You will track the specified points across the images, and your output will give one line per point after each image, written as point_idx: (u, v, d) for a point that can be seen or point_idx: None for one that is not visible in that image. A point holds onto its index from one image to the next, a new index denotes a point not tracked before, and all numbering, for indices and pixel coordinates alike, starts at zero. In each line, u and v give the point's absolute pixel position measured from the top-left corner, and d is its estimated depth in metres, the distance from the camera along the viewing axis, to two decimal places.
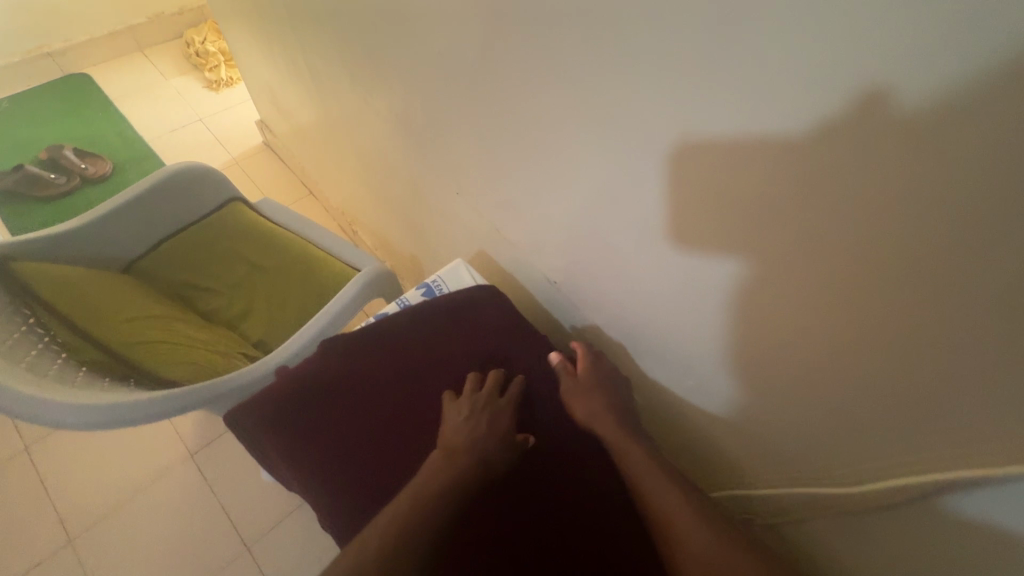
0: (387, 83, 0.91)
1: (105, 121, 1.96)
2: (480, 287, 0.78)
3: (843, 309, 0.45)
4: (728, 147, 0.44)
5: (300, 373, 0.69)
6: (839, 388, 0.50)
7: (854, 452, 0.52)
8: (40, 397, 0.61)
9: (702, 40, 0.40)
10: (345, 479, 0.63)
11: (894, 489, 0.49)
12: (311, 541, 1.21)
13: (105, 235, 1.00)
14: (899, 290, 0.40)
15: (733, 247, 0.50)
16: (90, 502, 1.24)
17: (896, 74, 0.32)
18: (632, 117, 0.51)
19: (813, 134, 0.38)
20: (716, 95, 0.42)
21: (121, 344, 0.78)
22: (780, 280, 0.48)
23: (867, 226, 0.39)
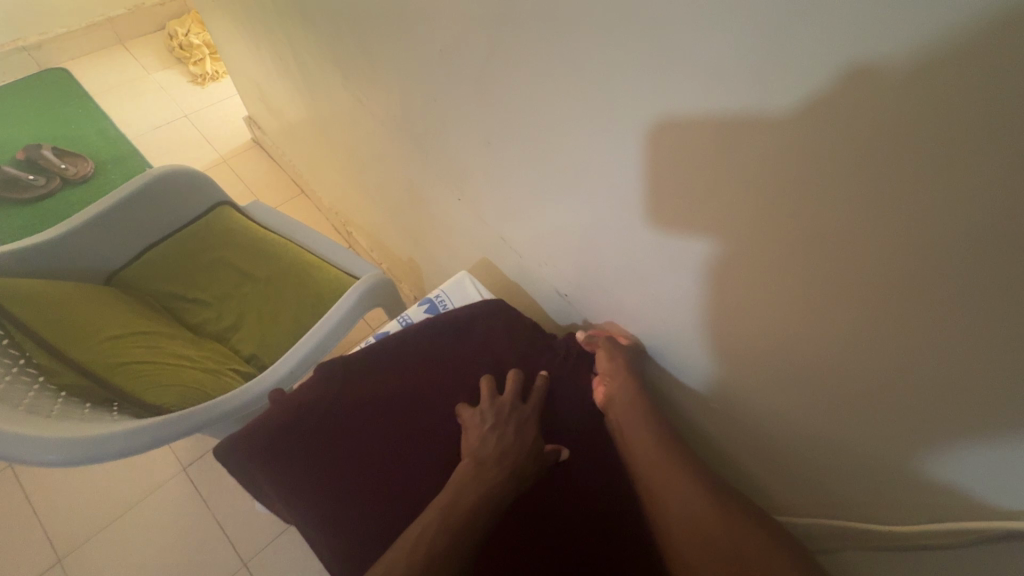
0: (380, 82, 0.86)
1: (86, 118, 1.88)
2: (486, 302, 0.74)
3: (893, 342, 0.41)
4: (761, 163, 0.40)
5: (295, 401, 0.64)
6: (879, 420, 0.46)
7: (896, 488, 0.49)
8: (18, 435, 0.56)
9: (723, 37, 0.36)
10: (350, 515, 0.59)
11: (945, 532, 0.45)
12: (310, 556, 1.18)
13: (85, 246, 0.95)
14: (962, 326, 0.36)
15: (765, 268, 0.46)
16: (78, 519, 1.20)
17: (963, 88, 0.28)
18: (647, 122, 0.46)
19: (852, 143, 0.34)
20: (740, 99, 0.38)
21: (103, 367, 0.73)
22: (820, 303, 0.44)
23: (927, 255, 0.35)
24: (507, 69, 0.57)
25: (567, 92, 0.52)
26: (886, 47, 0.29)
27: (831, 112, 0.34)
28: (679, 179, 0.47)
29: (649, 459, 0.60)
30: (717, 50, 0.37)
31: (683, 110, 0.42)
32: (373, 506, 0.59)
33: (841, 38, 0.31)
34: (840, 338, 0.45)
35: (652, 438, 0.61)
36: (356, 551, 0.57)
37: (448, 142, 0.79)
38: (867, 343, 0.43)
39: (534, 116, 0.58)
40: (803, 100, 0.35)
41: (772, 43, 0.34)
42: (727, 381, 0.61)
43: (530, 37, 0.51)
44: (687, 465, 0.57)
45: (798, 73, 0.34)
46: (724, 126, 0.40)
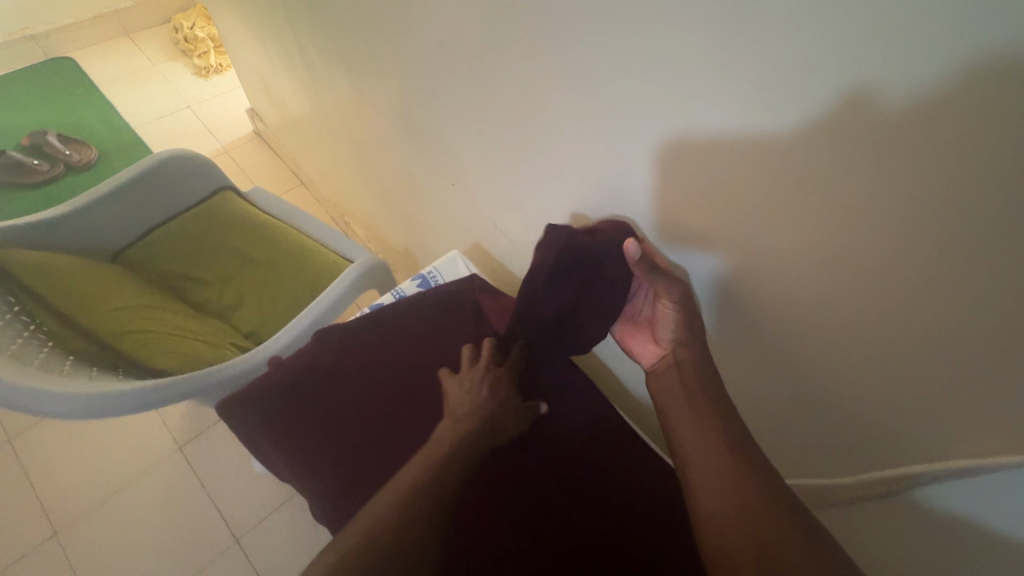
0: (381, 75, 0.90)
1: (91, 106, 1.92)
2: (460, 280, 0.76)
3: (855, 317, 0.45)
4: (732, 150, 0.44)
5: (294, 367, 0.68)
6: (847, 388, 0.51)
7: (857, 441, 0.54)
8: (33, 387, 0.60)
9: (738, 62, 0.39)
10: (350, 470, 0.64)
11: (896, 477, 0.51)
12: (302, 534, 1.21)
13: (92, 224, 0.98)
14: (915, 299, 0.40)
15: (741, 251, 0.50)
16: (74, 495, 1.23)
17: (890, 85, 0.32)
18: (658, 136, 0.49)
19: (849, 160, 0.37)
20: (748, 116, 0.41)
21: (110, 333, 0.77)
22: (791, 283, 0.48)
23: (880, 236, 0.39)
24: (505, 62, 0.61)
25: (579, 102, 0.55)
26: (887, 77, 0.32)
27: (830, 133, 0.37)
28: (685, 187, 0.50)
29: (691, 431, 0.55)
30: (728, 74, 0.40)
31: (666, 103, 0.46)
32: (375, 464, 0.64)
33: (846, 68, 0.33)
34: (812, 316, 0.48)
35: (693, 410, 0.56)
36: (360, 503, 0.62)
37: (444, 132, 0.83)
38: (839, 322, 0.47)
39: (531, 107, 0.62)
40: (806, 121, 0.38)
41: (782, 67, 0.36)
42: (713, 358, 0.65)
43: (526, 32, 0.55)
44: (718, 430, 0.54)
45: (803, 96, 0.37)
46: (733, 141, 0.43)
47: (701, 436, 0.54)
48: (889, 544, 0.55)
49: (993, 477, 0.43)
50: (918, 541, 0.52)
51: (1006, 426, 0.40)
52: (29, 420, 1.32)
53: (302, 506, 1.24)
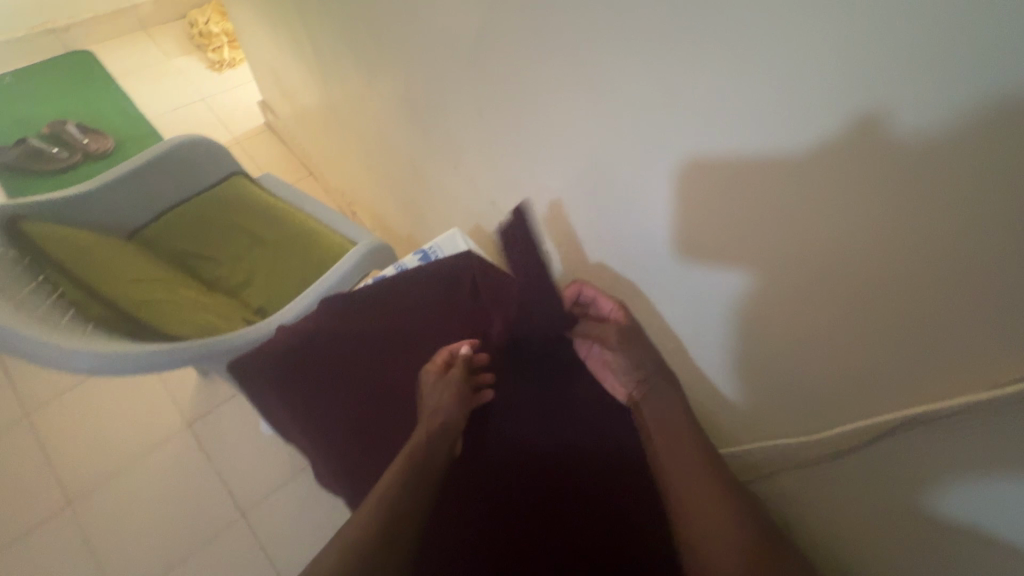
0: (390, 64, 0.94)
1: (109, 97, 1.98)
2: (457, 256, 0.77)
3: (833, 296, 0.47)
4: (716, 118, 0.47)
5: (298, 334, 0.71)
6: (822, 370, 0.52)
7: (817, 411, 0.55)
8: (57, 344, 0.65)
9: (762, 83, 0.42)
10: (352, 427, 0.69)
11: (848, 435, 0.52)
12: (305, 510, 1.25)
13: (112, 203, 1.03)
14: (902, 287, 0.41)
15: (725, 227, 0.52)
16: (88, 468, 1.27)
17: (857, 51, 0.36)
18: (678, 150, 0.52)
19: (857, 178, 0.40)
20: (767, 134, 0.44)
21: (126, 302, 0.82)
22: (774, 262, 0.50)
23: (878, 223, 0.40)
24: (510, 46, 0.65)
25: (603, 113, 0.58)
26: (893, 86, 0.35)
27: (843, 153, 0.40)
28: (700, 198, 0.53)
29: (673, 456, 0.60)
30: (752, 95, 0.43)
31: (657, 77, 0.49)
32: (378, 421, 0.69)
33: (864, 95, 0.37)
34: (790, 294, 0.50)
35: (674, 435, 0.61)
36: (364, 454, 0.68)
37: (451, 117, 0.87)
38: (815, 302, 0.49)
39: (532, 88, 0.66)
40: (821, 142, 0.41)
41: (805, 90, 0.40)
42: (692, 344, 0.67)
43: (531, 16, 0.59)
44: (697, 457, 0.59)
45: (820, 117, 0.40)
46: (752, 157, 0.46)
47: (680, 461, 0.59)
48: (840, 501, 0.58)
49: (945, 431, 0.44)
50: (869, 496, 0.54)
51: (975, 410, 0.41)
52: (47, 395, 1.37)
53: (306, 484, 1.28)
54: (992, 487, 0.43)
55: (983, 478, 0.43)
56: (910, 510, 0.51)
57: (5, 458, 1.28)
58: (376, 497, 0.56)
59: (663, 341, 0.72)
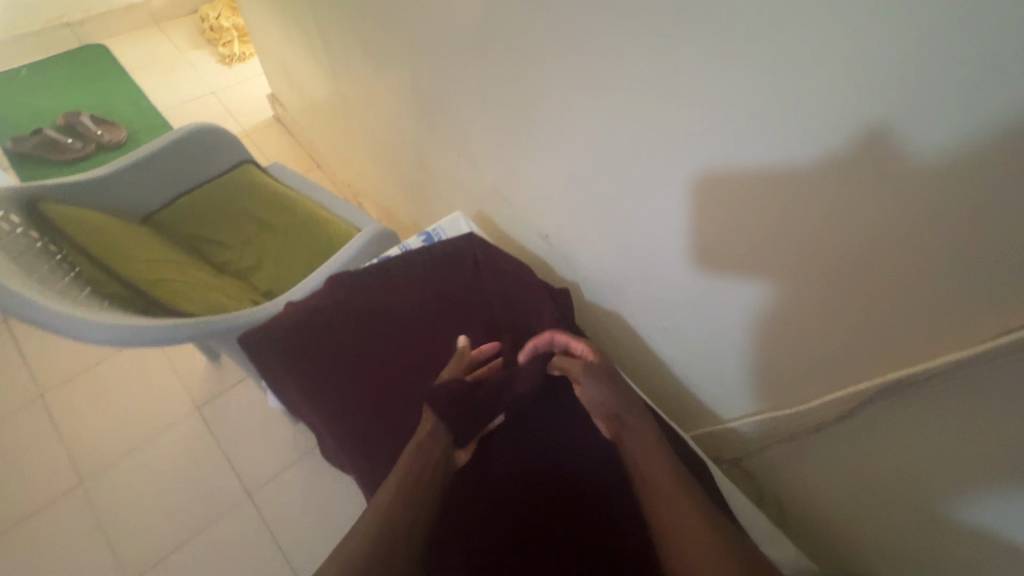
0: (399, 53, 0.97)
1: (121, 90, 2.02)
2: (463, 237, 0.81)
3: (824, 278, 0.53)
4: (718, 90, 0.50)
5: (312, 308, 0.74)
6: (815, 334, 0.58)
7: (808, 382, 0.63)
8: (77, 316, 0.67)
9: (775, 94, 0.46)
10: (362, 398, 0.72)
11: (833, 402, 0.61)
12: (312, 491, 1.28)
13: (126, 188, 1.05)
14: (885, 277, 0.48)
15: (729, 198, 0.56)
16: (100, 448, 1.31)
17: (849, 18, 0.39)
18: (696, 163, 0.57)
19: (867, 183, 0.45)
20: (780, 146, 0.48)
21: (141, 281, 0.84)
22: (772, 248, 0.55)
23: (867, 228, 0.47)
24: (516, 29, 0.67)
25: (618, 117, 0.62)
26: (883, 48, 0.38)
27: (853, 162, 0.44)
28: (718, 204, 0.58)
29: (652, 488, 0.56)
30: (767, 107, 0.47)
31: (660, 53, 0.52)
32: (388, 392, 0.73)
33: (871, 108, 0.41)
34: (784, 276, 0.56)
35: (653, 464, 0.58)
36: (373, 424, 0.71)
37: (458, 104, 0.89)
38: (807, 279, 0.55)
39: (537, 72, 0.69)
40: (832, 151, 0.45)
41: (816, 101, 0.44)
42: (692, 316, 0.72)
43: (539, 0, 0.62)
44: (675, 487, 0.55)
45: (830, 127, 0.44)
46: (768, 168, 0.51)
47: (657, 490, 0.55)
48: (835, 463, 0.66)
49: (927, 396, 0.52)
50: (857, 455, 0.63)
51: (958, 371, 0.48)
52: (60, 378, 1.40)
53: (312, 466, 1.31)
54: (965, 436, 0.51)
55: (961, 430, 0.51)
56: (895, 465, 0.60)
57: (20, 438, 1.31)
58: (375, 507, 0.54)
59: (666, 316, 0.77)
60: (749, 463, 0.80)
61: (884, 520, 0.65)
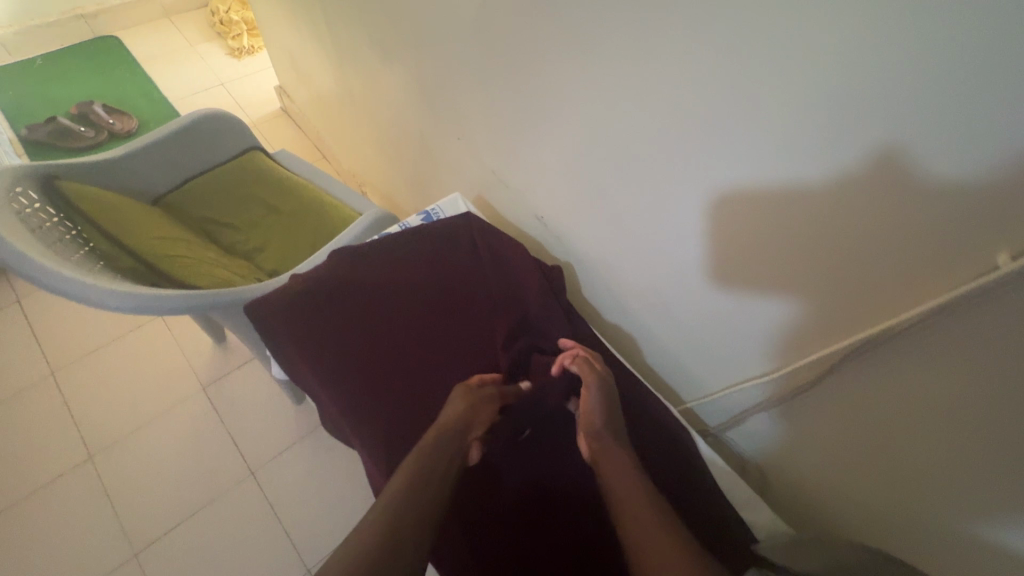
0: (406, 41, 1.00)
1: (132, 81, 2.06)
2: (458, 217, 0.89)
3: (818, 254, 0.56)
4: (706, 66, 0.54)
5: (316, 278, 0.79)
6: (796, 303, 0.62)
7: (787, 349, 0.66)
8: (93, 284, 0.71)
9: (782, 101, 0.50)
10: (361, 363, 0.76)
11: (812, 365, 0.64)
12: (313, 470, 1.31)
13: (139, 171, 1.09)
14: (889, 266, 0.51)
15: (715, 172, 0.60)
16: (109, 425, 1.34)
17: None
18: (715, 183, 0.61)
19: (877, 198, 0.48)
20: (799, 166, 0.52)
21: (152, 256, 0.88)
22: (770, 223, 0.58)
23: (880, 221, 0.49)
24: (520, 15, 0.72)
25: (608, 97, 0.67)
26: (854, 23, 0.42)
27: (867, 182, 0.48)
28: (738, 218, 0.61)
29: (628, 510, 0.56)
30: (788, 131, 0.51)
31: (654, 32, 0.56)
32: (387, 357, 0.77)
33: (885, 131, 0.44)
34: (777, 251, 0.59)
35: (632, 487, 0.59)
36: (370, 388, 0.75)
37: (462, 89, 0.93)
38: (797, 253, 0.58)
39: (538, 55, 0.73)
40: (846, 171, 0.49)
41: (832, 123, 0.47)
42: (676, 290, 0.77)
43: None
44: (651, 509, 0.55)
45: (845, 148, 0.48)
46: (786, 187, 0.54)
47: (634, 510, 0.56)
48: (815, 431, 0.70)
49: (926, 379, 0.54)
50: (836, 421, 0.66)
51: (948, 350, 0.50)
52: (70, 357, 1.44)
53: (315, 447, 1.34)
54: (941, 401, 0.54)
55: (937, 396, 0.54)
56: (872, 430, 0.62)
57: (32, 414, 1.35)
58: (382, 501, 0.55)
59: (656, 291, 0.81)
60: (731, 433, 0.84)
61: (859, 490, 0.68)
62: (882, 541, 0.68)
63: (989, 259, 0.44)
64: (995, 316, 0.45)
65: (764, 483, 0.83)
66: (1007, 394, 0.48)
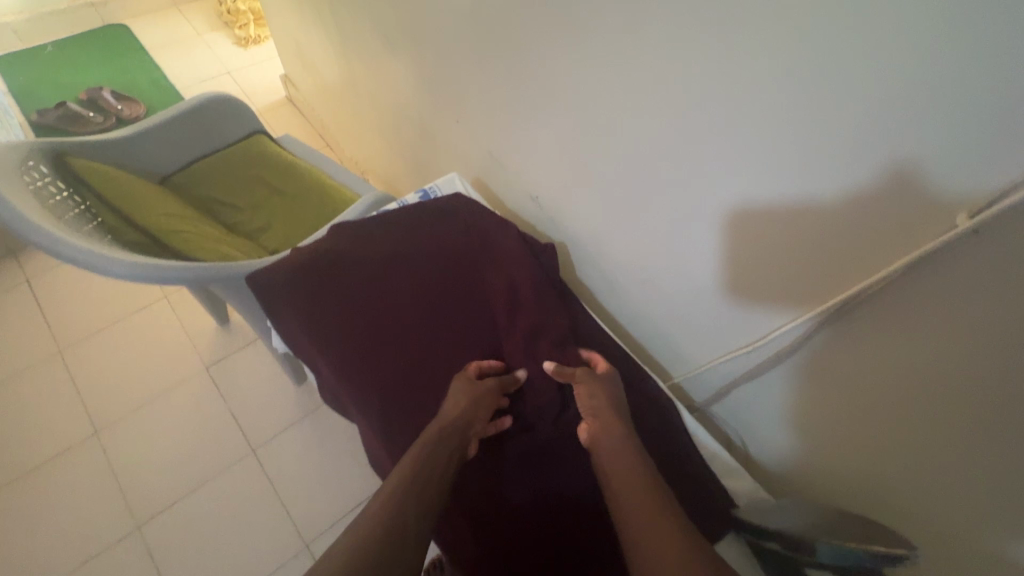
0: (410, 25, 1.03)
1: (140, 68, 2.09)
2: (453, 196, 0.94)
3: (803, 233, 0.58)
4: (697, 40, 0.56)
5: (318, 249, 0.83)
6: (777, 275, 0.64)
7: (765, 316, 0.69)
8: (102, 253, 0.74)
9: (767, 74, 0.52)
10: (359, 333, 0.79)
11: (786, 333, 0.67)
12: (313, 449, 1.34)
13: (147, 151, 1.12)
14: (870, 250, 0.53)
15: (703, 145, 0.63)
16: (114, 402, 1.38)
17: None
18: (721, 180, 0.63)
19: (861, 179, 0.50)
20: (810, 182, 0.54)
21: (158, 231, 0.91)
22: (756, 198, 0.60)
23: (862, 207, 0.51)
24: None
25: (600, 73, 0.70)
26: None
27: (866, 178, 0.50)
28: (741, 214, 0.64)
29: (623, 493, 0.58)
30: (803, 148, 0.53)
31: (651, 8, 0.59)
32: (383, 326, 0.80)
33: (865, 106, 0.47)
34: (765, 228, 0.62)
35: (629, 468, 0.61)
36: (366, 356, 0.77)
37: (464, 72, 0.96)
38: (783, 231, 0.60)
39: (538, 34, 0.76)
40: (845, 167, 0.51)
41: (829, 111, 0.49)
42: (664, 265, 0.79)
43: None
44: (647, 491, 0.57)
45: (834, 130, 0.50)
46: (787, 183, 0.56)
47: (629, 490, 0.58)
48: (793, 401, 0.72)
49: (898, 346, 0.56)
50: (813, 390, 0.68)
51: (915, 318, 0.53)
52: (78, 335, 1.48)
53: (315, 426, 1.37)
54: (912, 368, 0.56)
55: (909, 362, 0.56)
56: (845, 397, 0.65)
57: (40, 389, 1.39)
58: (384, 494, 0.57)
59: (646, 267, 0.84)
60: (716, 408, 0.86)
61: (836, 462, 0.70)
62: (857, 507, 0.70)
63: (948, 218, 0.46)
64: (964, 287, 0.48)
65: (749, 458, 0.86)
66: (972, 357, 0.50)
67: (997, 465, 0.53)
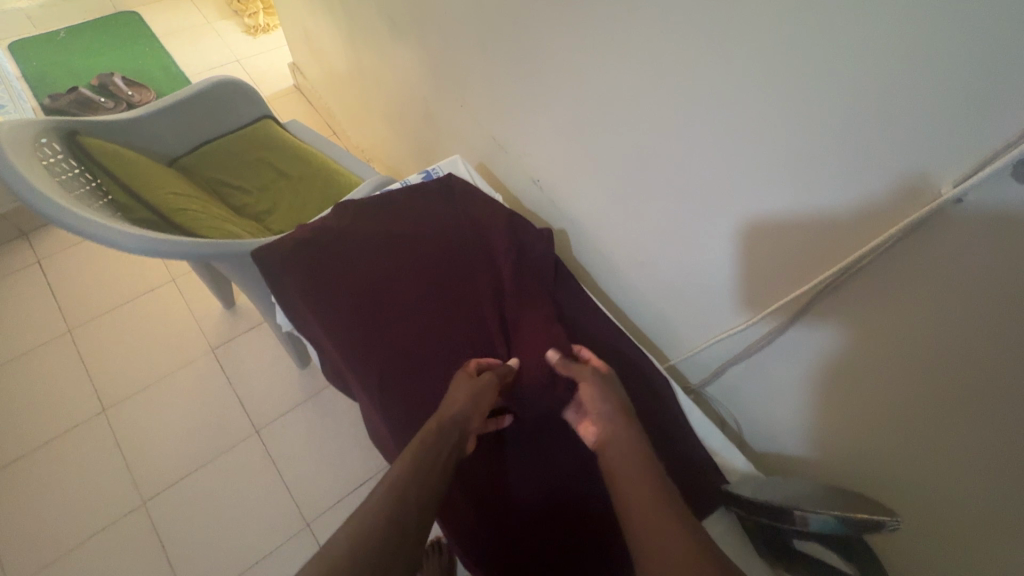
0: (415, 10, 1.03)
1: (151, 55, 2.11)
2: (454, 180, 0.96)
3: (792, 210, 0.59)
4: (691, 17, 0.57)
5: (321, 227, 0.85)
6: (768, 253, 0.65)
7: (760, 296, 0.70)
8: (111, 226, 0.75)
9: (757, 50, 0.53)
10: (359, 308, 0.80)
11: (779, 310, 0.68)
12: (315, 430, 1.36)
13: (155, 132, 1.14)
14: (857, 224, 0.54)
15: (696, 124, 0.64)
16: (122, 381, 1.40)
17: None
18: (714, 158, 0.64)
19: (847, 152, 0.51)
20: (802, 164, 0.55)
21: (165, 208, 0.93)
22: (747, 176, 0.62)
23: (850, 181, 0.52)
24: None
25: (599, 53, 0.71)
26: None
27: (852, 153, 0.51)
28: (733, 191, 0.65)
29: (625, 482, 0.57)
30: (792, 123, 0.54)
31: None
32: (383, 302, 0.82)
33: (853, 80, 0.47)
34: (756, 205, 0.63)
35: (633, 458, 0.60)
36: (365, 330, 0.79)
37: (468, 56, 0.96)
38: (773, 208, 0.61)
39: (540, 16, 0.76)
40: (833, 142, 0.52)
41: (817, 85, 0.50)
42: (660, 246, 0.80)
43: None
44: (651, 480, 0.57)
45: (821, 104, 0.51)
46: (776, 158, 0.57)
47: (632, 478, 0.57)
48: (784, 379, 0.73)
49: (887, 322, 0.57)
50: (805, 369, 0.69)
51: (903, 293, 0.54)
52: (88, 316, 1.51)
53: (317, 408, 1.39)
54: (899, 343, 0.57)
55: (895, 337, 0.57)
56: (835, 374, 0.66)
57: (51, 367, 1.42)
58: (386, 481, 0.55)
59: (643, 249, 0.84)
60: (711, 389, 0.87)
61: (826, 438, 0.71)
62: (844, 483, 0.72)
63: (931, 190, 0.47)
64: (947, 259, 0.49)
65: (743, 440, 0.87)
66: (957, 331, 0.51)
67: (978, 435, 0.54)
